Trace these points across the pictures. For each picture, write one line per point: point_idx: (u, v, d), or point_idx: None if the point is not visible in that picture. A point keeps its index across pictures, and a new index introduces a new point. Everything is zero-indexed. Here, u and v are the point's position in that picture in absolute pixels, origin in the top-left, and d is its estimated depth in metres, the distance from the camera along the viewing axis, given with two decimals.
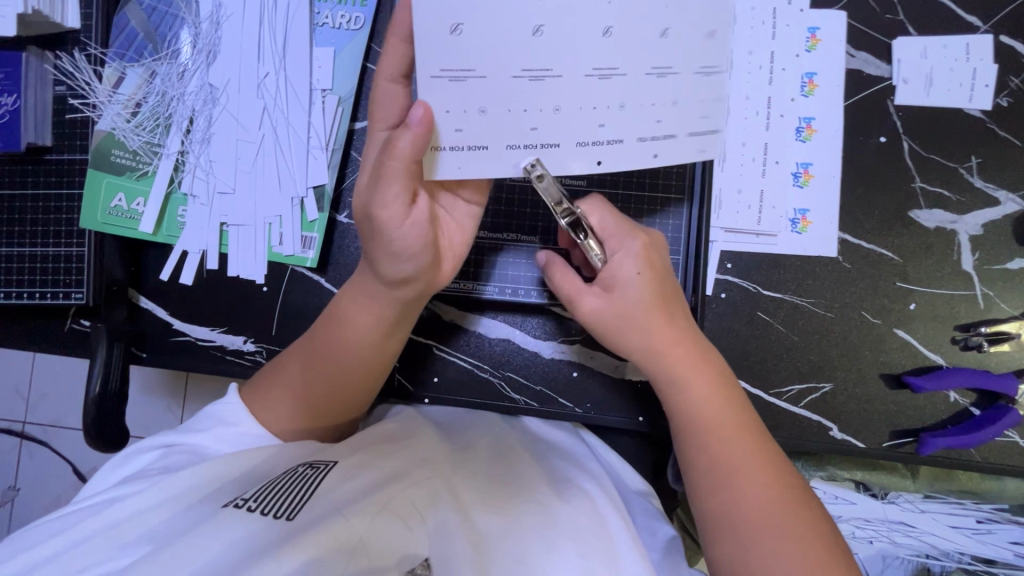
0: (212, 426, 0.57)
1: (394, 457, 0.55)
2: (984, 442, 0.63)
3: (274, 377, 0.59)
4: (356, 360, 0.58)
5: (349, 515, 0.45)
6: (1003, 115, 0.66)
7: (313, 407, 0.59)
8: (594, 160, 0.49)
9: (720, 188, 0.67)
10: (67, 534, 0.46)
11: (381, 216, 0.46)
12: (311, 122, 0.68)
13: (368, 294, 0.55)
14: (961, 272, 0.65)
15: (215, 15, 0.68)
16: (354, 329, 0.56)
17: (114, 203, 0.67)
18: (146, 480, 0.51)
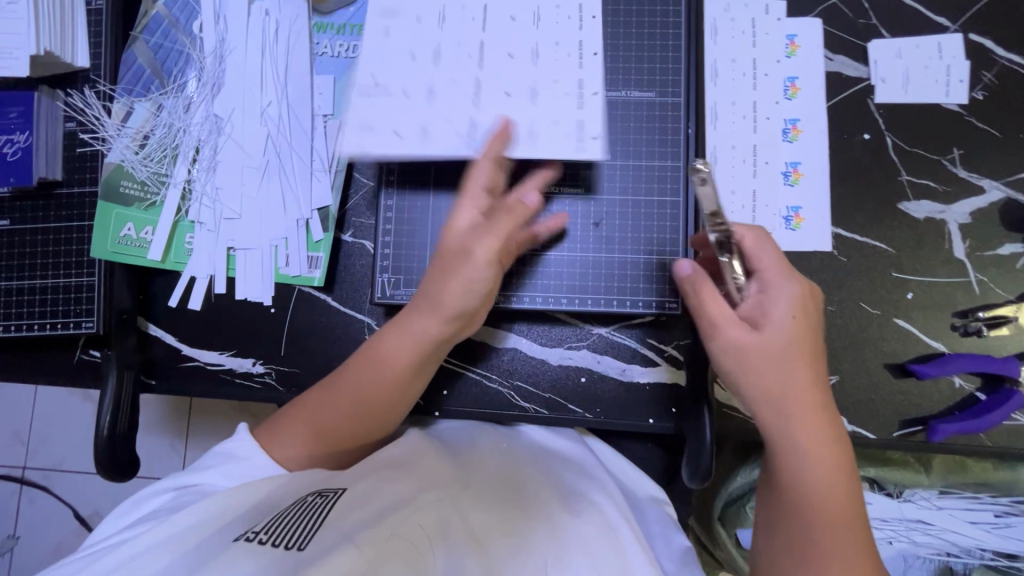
0: (226, 450, 0.57)
1: (396, 480, 0.55)
2: (993, 426, 0.63)
3: (299, 420, 0.59)
4: (396, 398, 0.59)
5: (359, 544, 0.45)
6: (979, 107, 0.69)
7: (346, 446, 0.59)
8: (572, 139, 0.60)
9: (713, 189, 0.69)
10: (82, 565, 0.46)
11: (473, 255, 0.54)
12: (314, 145, 0.70)
13: (421, 333, 0.57)
14: (953, 260, 0.67)
15: (219, 50, 0.71)
16: (400, 370, 0.57)
17: (123, 233, 0.68)
18: (159, 513, 0.51)
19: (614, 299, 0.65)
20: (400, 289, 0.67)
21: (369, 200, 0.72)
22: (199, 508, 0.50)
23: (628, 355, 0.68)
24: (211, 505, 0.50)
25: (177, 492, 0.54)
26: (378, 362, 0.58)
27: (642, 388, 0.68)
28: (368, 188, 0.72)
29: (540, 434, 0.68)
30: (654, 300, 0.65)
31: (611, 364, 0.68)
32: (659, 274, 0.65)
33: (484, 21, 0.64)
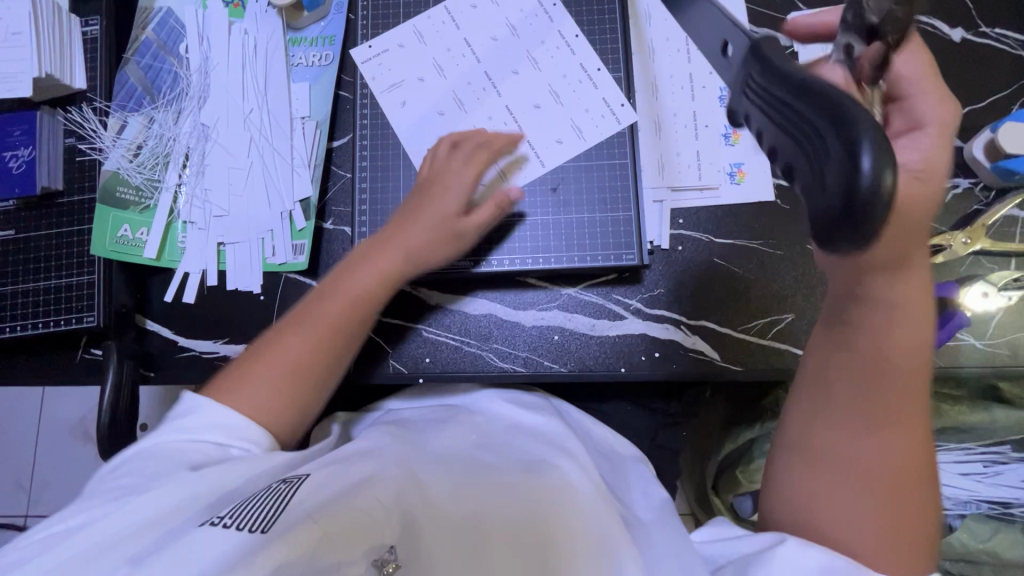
0: (182, 418, 0.58)
1: (365, 463, 0.58)
2: (940, 346, 0.68)
3: (264, 365, 0.61)
4: (355, 313, 0.65)
5: (314, 518, 0.49)
6: None
7: (301, 371, 0.62)
8: (557, 140, 0.74)
9: (662, 153, 0.74)
10: (53, 533, 0.47)
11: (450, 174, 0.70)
12: (293, 144, 0.77)
13: (386, 247, 0.67)
14: None
15: (204, 66, 0.78)
16: (373, 302, 0.66)
17: (119, 233, 0.73)
18: (127, 479, 0.52)
19: (575, 254, 0.71)
20: None
21: (346, 190, 0.77)
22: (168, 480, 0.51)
23: (596, 311, 0.72)
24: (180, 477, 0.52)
25: (140, 458, 0.55)
26: (352, 297, 0.65)
27: (611, 340, 0.72)
28: (345, 180, 0.78)
29: (507, 409, 0.74)
30: (610, 254, 0.71)
31: (581, 321, 0.72)
32: (612, 231, 0.72)
33: (476, 56, 0.77)
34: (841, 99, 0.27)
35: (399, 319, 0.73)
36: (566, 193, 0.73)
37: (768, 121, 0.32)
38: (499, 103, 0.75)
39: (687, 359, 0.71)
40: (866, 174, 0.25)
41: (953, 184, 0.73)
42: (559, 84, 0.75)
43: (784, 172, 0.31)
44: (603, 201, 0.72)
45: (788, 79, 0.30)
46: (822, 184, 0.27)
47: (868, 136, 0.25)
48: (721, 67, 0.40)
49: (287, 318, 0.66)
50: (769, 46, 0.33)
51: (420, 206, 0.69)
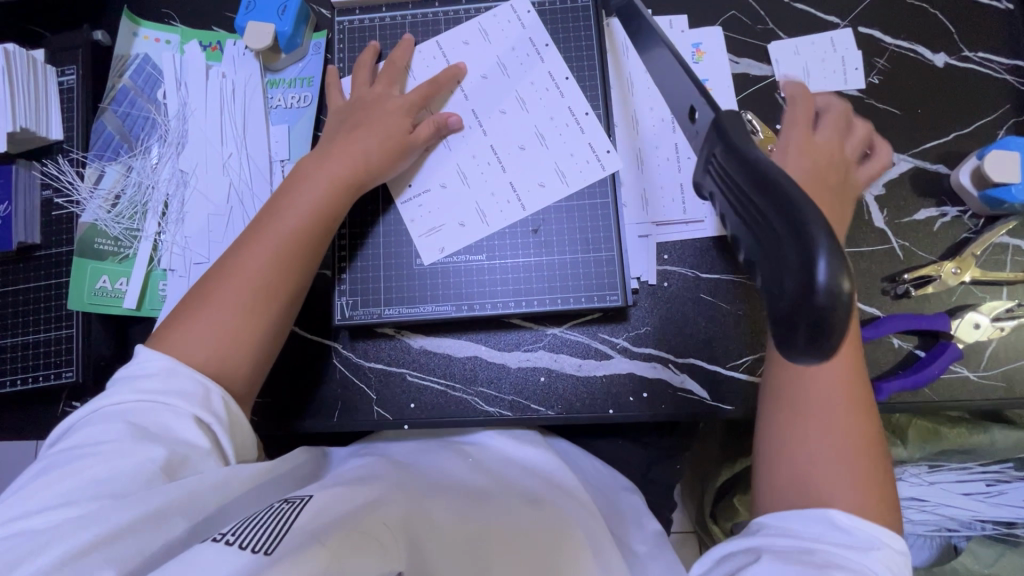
0: (142, 367, 0.54)
1: (368, 486, 0.57)
2: (934, 380, 0.66)
3: (208, 302, 0.59)
4: (304, 244, 0.63)
5: (323, 538, 0.45)
6: (876, 90, 0.75)
7: (252, 305, 0.60)
8: (538, 183, 0.72)
9: (645, 188, 0.73)
10: (16, 531, 0.44)
11: (390, 115, 0.70)
12: (273, 189, 0.76)
13: (330, 171, 0.66)
14: (875, 229, 0.71)
15: (181, 112, 0.78)
16: (316, 239, 0.65)
17: (98, 285, 0.72)
18: (86, 451, 0.49)
19: (559, 297, 0.70)
20: (359, 309, 0.72)
21: None
22: (134, 461, 0.48)
23: (583, 351, 0.71)
24: (149, 460, 0.49)
25: (95, 420, 0.51)
26: (291, 234, 0.63)
27: (598, 380, 0.70)
28: None
29: (502, 444, 0.73)
30: (594, 295, 0.70)
31: (567, 361, 0.71)
32: (596, 271, 0.70)
33: (464, 93, 0.75)
34: (797, 199, 0.26)
35: (382, 365, 0.73)
36: (548, 232, 0.72)
37: (728, 204, 0.31)
38: (484, 142, 0.74)
39: (676, 398, 0.70)
40: (820, 285, 0.24)
41: (941, 212, 0.71)
42: (546, 125, 0.74)
43: (743, 259, 0.30)
44: (586, 238, 0.71)
45: (749, 166, 0.30)
46: (780, 286, 0.26)
47: (823, 241, 0.25)
48: (688, 134, 0.40)
49: (221, 260, 0.63)
50: (731, 124, 0.32)
51: (359, 131, 0.69)
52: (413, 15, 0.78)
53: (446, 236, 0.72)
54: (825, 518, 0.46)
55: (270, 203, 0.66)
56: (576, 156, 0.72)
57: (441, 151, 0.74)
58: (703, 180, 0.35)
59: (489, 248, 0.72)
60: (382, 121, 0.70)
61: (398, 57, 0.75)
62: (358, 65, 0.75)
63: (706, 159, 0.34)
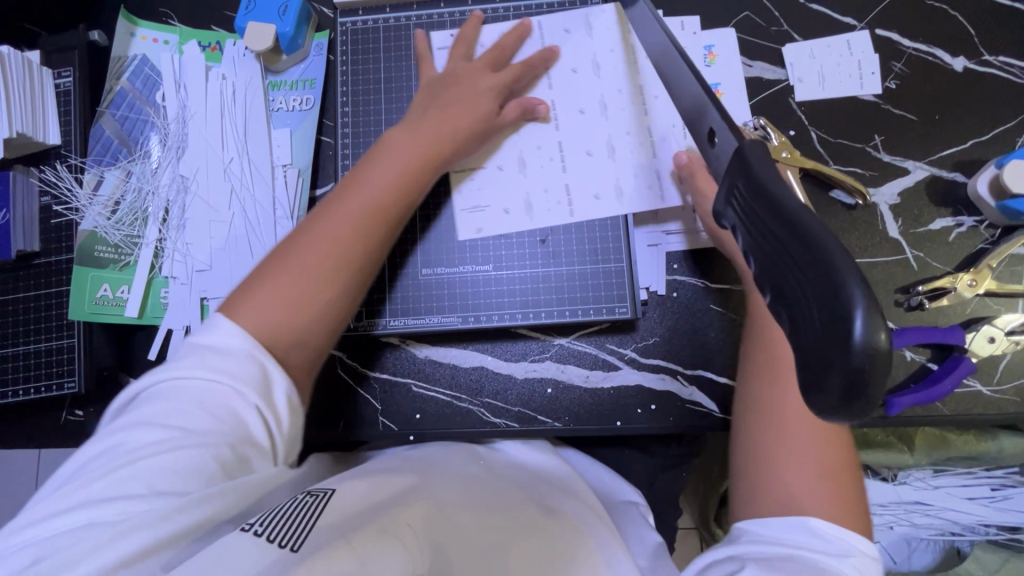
0: (213, 345, 0.52)
1: (392, 481, 0.57)
2: (947, 394, 0.65)
3: (292, 268, 0.56)
4: (388, 221, 0.61)
5: (347, 537, 0.45)
6: (893, 95, 0.73)
7: (335, 280, 0.58)
8: (568, 211, 0.70)
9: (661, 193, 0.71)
10: (80, 521, 0.43)
11: (480, 102, 0.68)
12: (275, 195, 0.75)
13: (418, 143, 0.64)
14: (889, 239, 0.70)
15: (181, 115, 0.76)
16: (397, 216, 0.62)
17: (99, 293, 0.72)
18: (154, 435, 0.47)
19: (567, 308, 0.69)
20: (363, 319, 0.71)
21: None
22: (198, 454, 0.47)
23: (591, 363, 0.70)
24: (213, 452, 0.47)
25: (168, 396, 0.49)
26: (372, 205, 0.60)
27: (606, 392, 0.70)
28: None
29: (512, 448, 0.74)
30: (602, 307, 0.69)
31: (575, 372, 0.70)
32: (605, 284, 0.69)
33: (552, 78, 0.73)
34: (828, 244, 0.25)
35: (387, 374, 0.72)
36: (554, 244, 0.70)
37: (752, 241, 0.30)
38: (553, 138, 0.71)
39: (684, 410, 0.69)
40: (858, 339, 0.23)
41: (957, 222, 0.70)
42: (620, 139, 0.71)
43: (766, 298, 0.29)
44: (594, 249, 0.70)
45: (774, 203, 0.29)
46: (811, 336, 0.25)
47: (859, 291, 0.24)
48: (704, 152, 0.39)
49: (299, 225, 0.60)
50: (756, 156, 0.31)
51: (450, 109, 0.66)
52: (417, 17, 0.76)
53: (486, 218, 0.71)
54: (806, 527, 0.48)
55: (352, 172, 0.63)
56: (596, 167, 0.70)
57: (527, 132, 0.72)
58: (723, 211, 0.33)
59: (495, 258, 0.71)
60: (473, 104, 0.67)
61: (507, 43, 0.72)
62: (462, 35, 0.72)
63: (726, 189, 0.33)
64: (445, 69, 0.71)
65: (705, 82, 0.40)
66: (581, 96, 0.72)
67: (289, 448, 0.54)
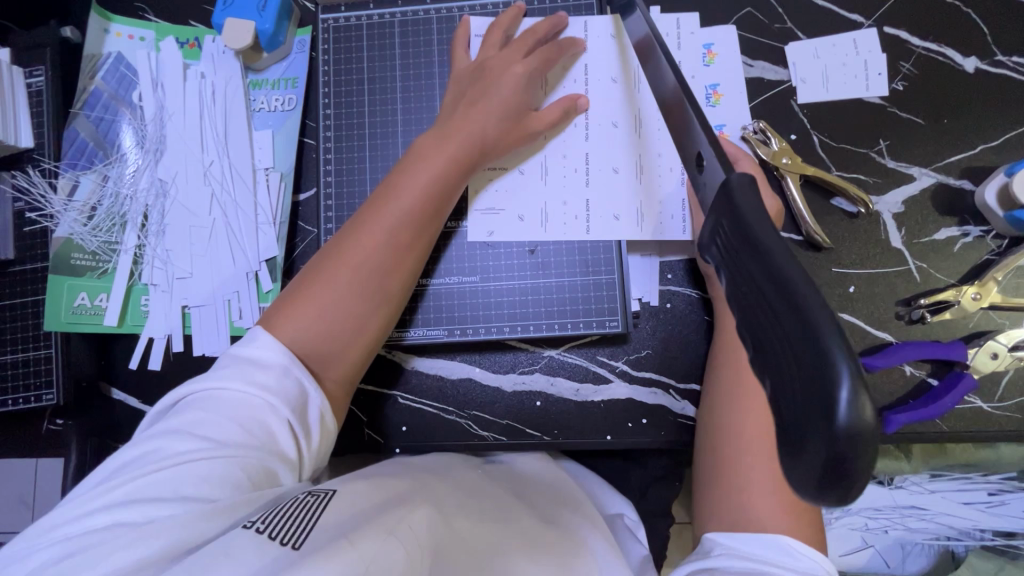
0: (253, 358, 0.53)
1: (388, 484, 0.54)
2: (948, 411, 0.63)
3: (326, 285, 0.57)
4: (419, 235, 0.61)
5: (348, 535, 0.43)
6: (900, 97, 0.70)
7: (367, 297, 0.59)
8: (586, 227, 0.67)
9: (662, 198, 0.67)
10: (111, 522, 0.44)
11: (511, 94, 0.65)
12: (257, 200, 0.72)
13: (448, 150, 0.62)
14: (891, 250, 0.67)
15: (159, 115, 0.73)
16: (427, 237, 0.62)
17: (76, 302, 0.70)
18: (190, 443, 0.48)
19: (556, 321, 0.67)
20: None
21: (313, 248, 0.72)
22: (229, 464, 0.48)
23: (581, 375, 0.69)
24: (246, 463, 0.49)
25: (206, 406, 0.50)
26: (405, 227, 0.60)
27: (596, 406, 0.68)
28: (313, 236, 0.73)
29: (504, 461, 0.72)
30: (592, 320, 0.67)
31: (565, 385, 0.69)
32: (594, 296, 0.67)
33: (587, 82, 0.70)
34: (809, 301, 0.23)
35: (372, 386, 0.70)
36: (544, 255, 0.68)
37: (734, 287, 0.28)
38: (581, 148, 0.69)
39: (676, 425, 0.67)
40: (842, 412, 0.21)
41: (963, 232, 0.67)
42: (649, 160, 0.68)
43: (748, 350, 0.27)
44: (587, 259, 0.68)
45: (756, 249, 0.26)
46: (791, 401, 0.24)
47: (842, 358, 0.22)
48: (692, 179, 0.37)
49: (332, 241, 0.60)
50: (740, 193, 0.29)
51: (480, 112, 0.64)
52: (403, 13, 0.72)
53: (500, 222, 0.68)
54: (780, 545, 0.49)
55: (384, 184, 0.62)
56: (603, 181, 0.68)
57: (553, 138, 0.69)
58: (706, 247, 0.31)
59: (483, 269, 0.69)
60: (504, 107, 0.64)
61: (538, 30, 0.68)
62: (494, 25, 0.69)
63: (710, 225, 0.31)
64: (477, 60, 0.68)
65: (698, 110, 0.38)
66: (608, 105, 0.69)
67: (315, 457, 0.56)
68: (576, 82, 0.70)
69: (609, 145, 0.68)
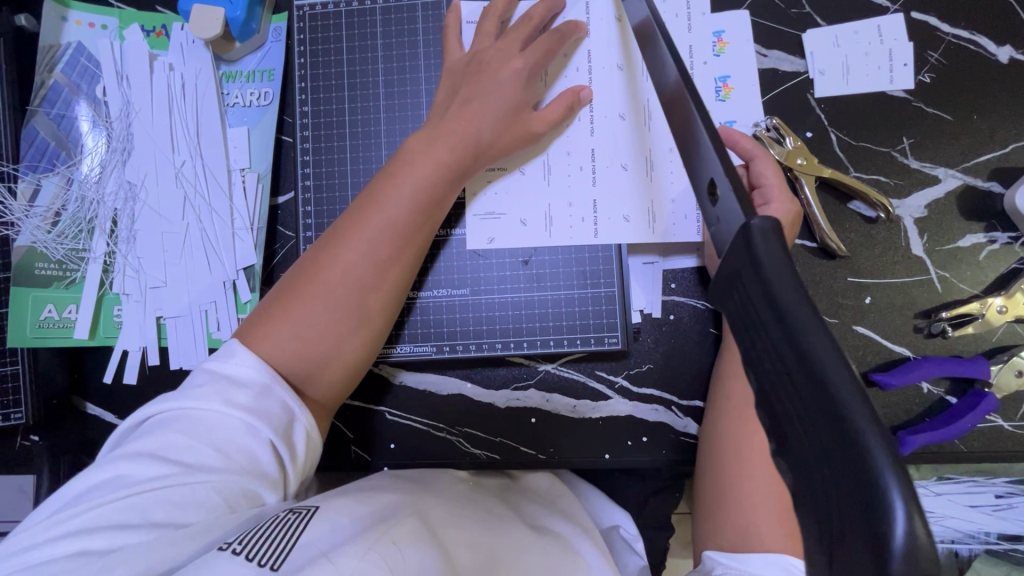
0: (231, 375, 0.49)
1: (379, 494, 0.50)
2: (967, 430, 0.60)
3: (306, 293, 0.53)
4: (409, 239, 0.57)
5: (332, 557, 0.38)
6: (927, 91, 0.64)
7: (350, 307, 0.54)
8: (592, 232, 0.62)
9: (672, 198, 0.62)
10: (73, 550, 0.40)
11: (507, 91, 0.59)
12: (233, 204, 0.67)
13: (438, 148, 0.57)
14: (912, 258, 0.63)
15: (125, 112, 0.68)
16: (417, 242, 0.58)
17: (44, 315, 0.67)
18: (158, 467, 0.43)
19: (551, 337, 0.64)
20: None
21: (294, 255, 0.68)
22: (203, 490, 0.43)
23: (578, 391, 0.65)
24: (223, 487, 0.44)
25: (178, 426, 0.46)
26: (392, 232, 0.56)
27: (595, 423, 0.65)
28: (293, 242, 0.68)
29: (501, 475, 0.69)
30: (590, 336, 0.63)
31: (561, 401, 0.65)
32: (591, 309, 0.63)
33: (590, 70, 0.63)
34: (853, 413, 0.22)
35: (358, 401, 0.66)
36: (539, 266, 0.64)
37: (759, 368, 0.26)
38: (587, 143, 0.63)
39: (679, 443, 0.64)
40: (898, 549, 0.20)
41: (990, 238, 0.63)
42: (661, 155, 0.62)
43: (771, 440, 0.26)
44: (585, 267, 0.64)
45: (790, 335, 0.24)
46: (838, 522, 0.22)
47: (898, 488, 0.20)
48: (703, 210, 0.34)
49: (315, 247, 0.56)
50: (768, 258, 0.26)
51: (475, 107, 0.59)
52: None
53: (500, 227, 0.64)
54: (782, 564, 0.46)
55: (370, 187, 0.58)
56: (609, 180, 0.62)
57: (557, 135, 0.63)
58: (722, 303, 0.29)
59: (473, 281, 0.65)
60: (501, 101, 0.59)
61: (534, 16, 0.62)
62: (490, 10, 0.63)
63: (731, 286, 0.28)
64: (471, 52, 0.62)
65: (712, 128, 0.34)
66: (611, 95, 0.63)
67: (301, 478, 0.50)
68: (574, 70, 0.63)
69: (613, 139, 0.63)
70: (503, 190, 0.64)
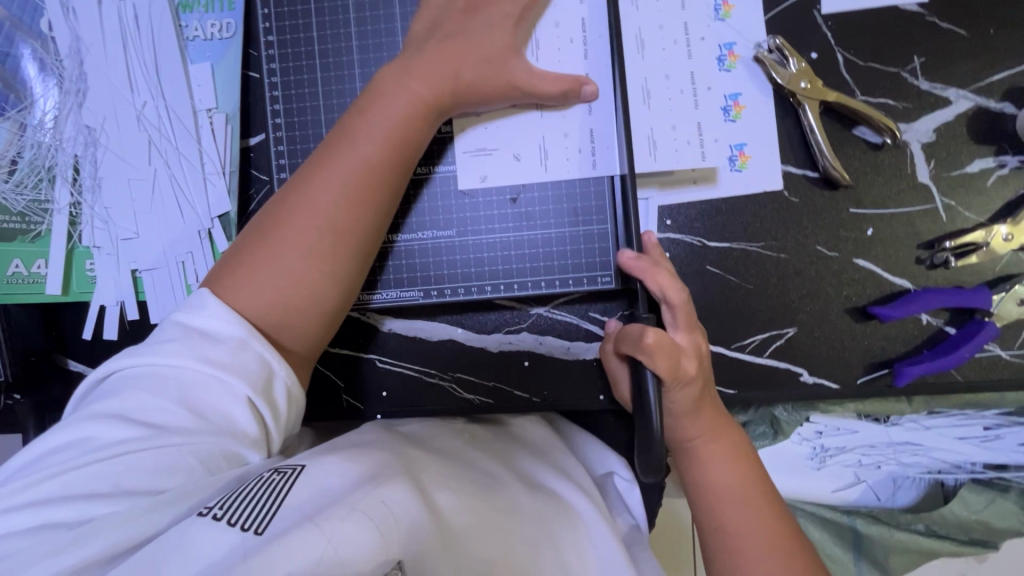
0: (204, 330, 0.46)
1: (371, 451, 0.48)
2: (964, 361, 0.59)
3: (277, 238, 0.51)
4: (385, 178, 0.53)
5: (318, 521, 0.38)
6: (941, 4, 0.59)
7: (323, 250, 0.51)
8: (590, 164, 0.59)
9: (651, 128, 0.60)
10: (47, 518, 0.39)
11: (494, 22, 0.56)
12: (202, 147, 0.63)
13: (414, 80, 0.54)
14: (917, 186, 0.60)
15: (75, 48, 0.63)
16: (395, 182, 0.54)
17: (12, 271, 0.64)
18: (132, 429, 0.42)
19: (543, 279, 0.61)
20: None
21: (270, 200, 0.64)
22: (179, 451, 0.42)
23: (573, 332, 0.64)
24: (201, 449, 0.43)
25: (150, 385, 0.44)
26: (366, 170, 0.52)
27: (590, 364, 0.63)
28: (268, 186, 0.64)
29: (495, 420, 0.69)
30: (582, 276, 0.61)
31: (555, 343, 0.64)
32: (586, 249, 0.61)
33: None
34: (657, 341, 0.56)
35: (347, 349, 0.65)
36: (529, 206, 0.61)
37: None
38: (580, 68, 0.58)
39: None
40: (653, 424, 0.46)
41: (999, 163, 0.60)
42: (657, 82, 0.60)
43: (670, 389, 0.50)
44: (579, 202, 0.61)
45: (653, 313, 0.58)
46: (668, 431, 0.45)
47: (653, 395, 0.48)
48: None
49: (285, 188, 0.53)
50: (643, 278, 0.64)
51: (457, 40, 0.55)
52: None
53: (492, 164, 0.60)
54: None
55: (342, 124, 0.54)
56: (604, 109, 0.58)
57: (546, 63, 0.59)
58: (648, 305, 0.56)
59: (459, 222, 0.62)
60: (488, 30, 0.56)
61: None
62: None
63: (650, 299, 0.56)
64: None
65: None
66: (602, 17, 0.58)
67: (284, 435, 0.49)
68: None
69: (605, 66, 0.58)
70: (493, 123, 0.60)
